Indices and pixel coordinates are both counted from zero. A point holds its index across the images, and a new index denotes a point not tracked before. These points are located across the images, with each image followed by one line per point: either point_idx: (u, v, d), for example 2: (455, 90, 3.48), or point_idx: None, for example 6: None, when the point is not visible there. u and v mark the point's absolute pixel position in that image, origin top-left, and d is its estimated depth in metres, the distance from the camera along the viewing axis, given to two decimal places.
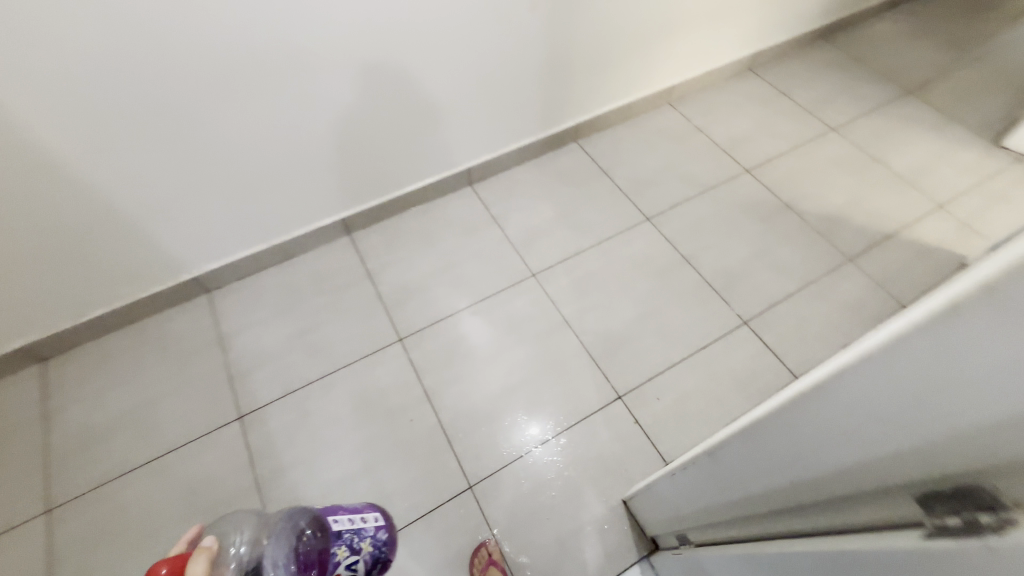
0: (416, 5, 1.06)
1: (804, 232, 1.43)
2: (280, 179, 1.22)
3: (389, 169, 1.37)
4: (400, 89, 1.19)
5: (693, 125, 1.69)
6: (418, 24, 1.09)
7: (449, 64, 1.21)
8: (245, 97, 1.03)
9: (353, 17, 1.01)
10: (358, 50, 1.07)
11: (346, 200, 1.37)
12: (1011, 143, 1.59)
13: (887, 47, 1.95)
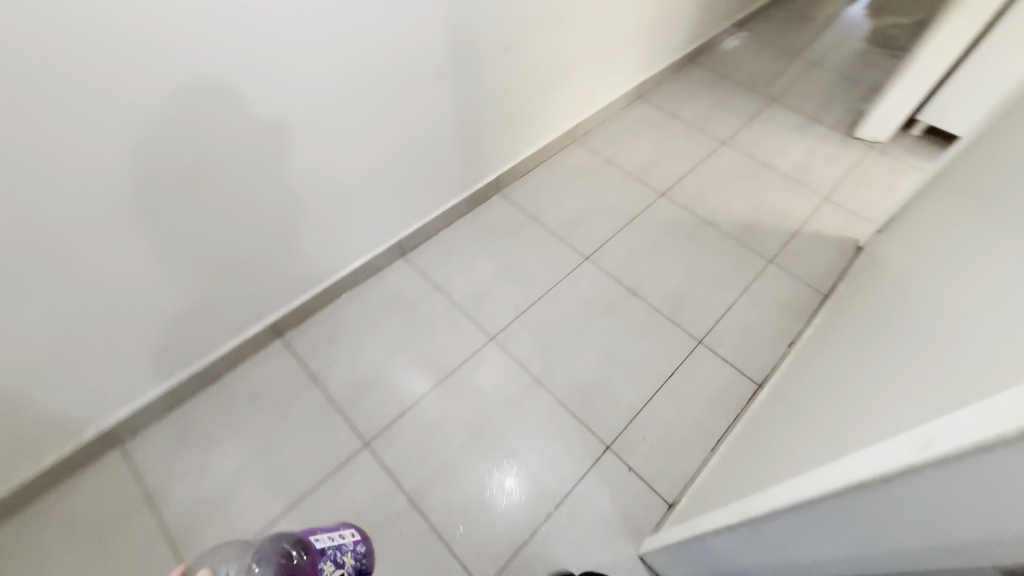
0: (319, 96, 1.00)
1: (726, 242, 1.53)
2: (193, 298, 1.08)
3: (311, 260, 1.26)
4: (313, 178, 1.12)
5: (601, 158, 1.75)
6: (325, 114, 1.04)
7: (363, 144, 1.16)
8: (138, 222, 0.90)
9: (255, 118, 0.94)
10: (263, 147, 0.98)
11: (270, 303, 1.25)
12: (862, 133, 1.84)
13: (745, 62, 2.18)
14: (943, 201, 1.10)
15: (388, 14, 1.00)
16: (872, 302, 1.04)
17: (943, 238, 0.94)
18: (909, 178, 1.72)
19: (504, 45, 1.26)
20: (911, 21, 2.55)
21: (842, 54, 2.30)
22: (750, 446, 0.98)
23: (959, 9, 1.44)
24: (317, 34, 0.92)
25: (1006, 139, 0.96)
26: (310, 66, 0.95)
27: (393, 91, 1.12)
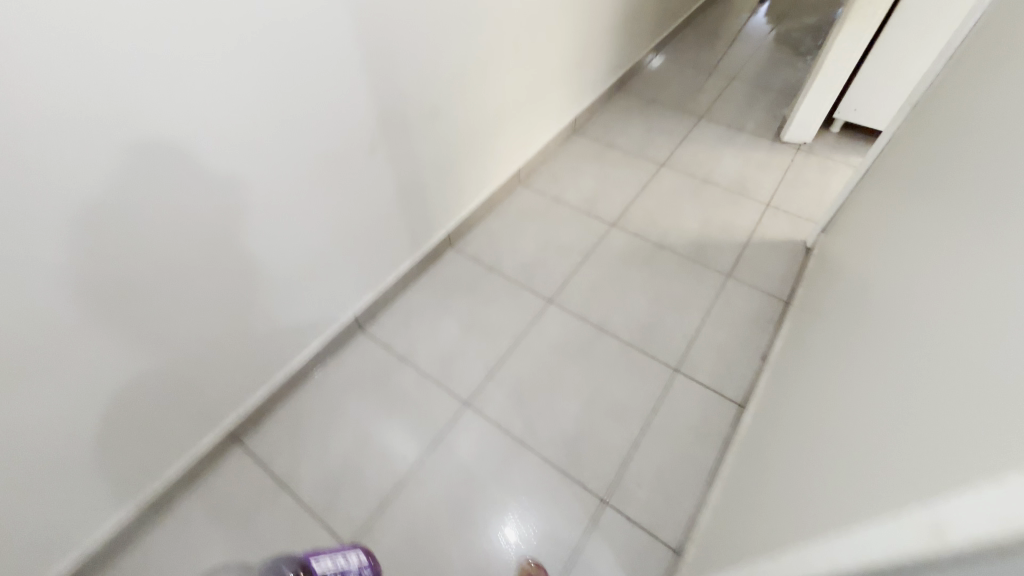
0: (251, 192, 0.96)
1: (683, 264, 1.54)
2: (139, 407, 0.97)
3: (266, 345, 1.18)
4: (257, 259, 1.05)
5: (548, 197, 1.75)
6: (258, 208, 0.99)
7: (308, 217, 1.10)
8: (60, 361, 0.81)
9: (183, 228, 0.88)
10: (196, 256, 0.92)
11: (228, 398, 1.15)
12: (789, 137, 1.93)
13: (668, 83, 2.27)
14: (877, 199, 1.14)
15: (312, 100, 0.97)
16: (836, 306, 1.05)
17: (888, 237, 0.96)
18: (838, 174, 1.81)
19: (434, 107, 1.25)
20: (809, 26, 2.74)
21: (755, 65, 2.43)
22: (752, 473, 0.94)
23: (855, 16, 1.55)
24: (249, 113, 0.88)
25: (923, 138, 1.01)
26: (244, 145, 0.90)
27: (334, 160, 1.08)
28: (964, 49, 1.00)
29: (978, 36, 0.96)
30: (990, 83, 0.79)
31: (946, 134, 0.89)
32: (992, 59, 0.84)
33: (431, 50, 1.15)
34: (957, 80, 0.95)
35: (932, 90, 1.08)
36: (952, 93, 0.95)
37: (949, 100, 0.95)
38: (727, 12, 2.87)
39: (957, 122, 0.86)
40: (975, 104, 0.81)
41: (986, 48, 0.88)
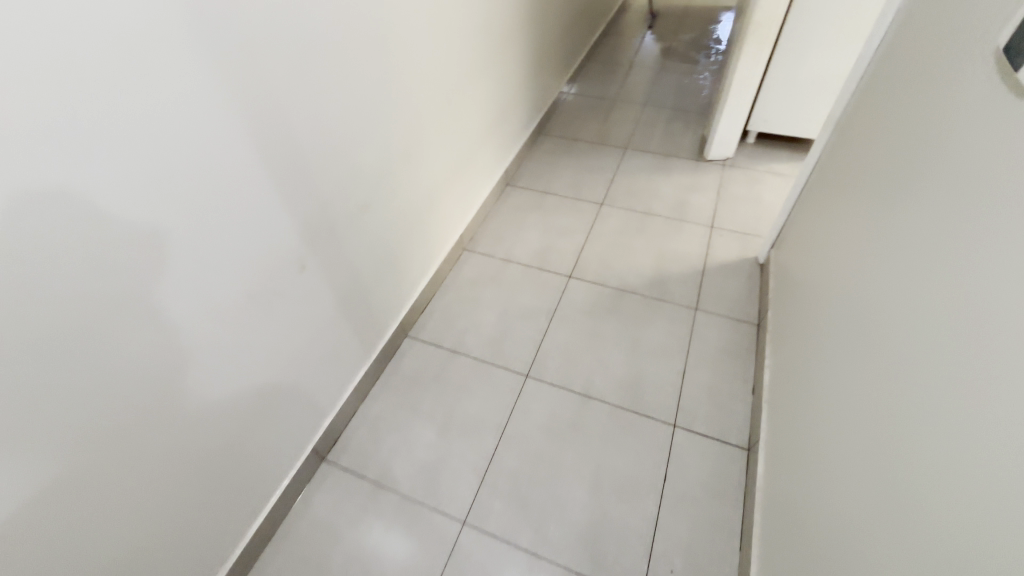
0: (201, 308, 0.82)
1: (650, 305, 1.49)
2: (81, 543, 0.75)
3: (216, 445, 0.93)
4: (184, 330, 0.80)
5: (497, 259, 1.66)
6: (210, 329, 0.85)
7: (244, 272, 0.88)
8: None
9: (131, 353, 0.73)
10: (145, 390, 0.77)
11: (174, 508, 0.88)
12: (713, 155, 1.99)
13: (587, 119, 2.29)
14: (830, 209, 1.15)
15: (255, 201, 0.86)
16: (830, 314, 1.02)
17: (861, 251, 0.95)
18: (765, 182, 1.87)
19: (363, 201, 1.13)
20: (700, 46, 2.89)
21: (660, 88, 2.52)
22: (822, 481, 0.84)
23: (751, 37, 1.63)
24: (161, 116, 0.68)
25: (867, 154, 1.02)
26: (158, 169, 0.69)
27: (268, 197, 0.88)
28: (879, 67, 1.04)
29: (890, 55, 1.00)
30: (928, 99, 0.80)
31: (894, 146, 0.90)
32: (919, 75, 0.86)
33: (349, 139, 1.04)
34: (887, 89, 0.98)
35: (858, 101, 1.12)
36: (886, 109, 0.97)
37: (885, 114, 0.97)
38: (623, 42, 2.98)
39: (903, 138, 0.87)
40: (918, 121, 0.82)
41: (909, 59, 0.91)
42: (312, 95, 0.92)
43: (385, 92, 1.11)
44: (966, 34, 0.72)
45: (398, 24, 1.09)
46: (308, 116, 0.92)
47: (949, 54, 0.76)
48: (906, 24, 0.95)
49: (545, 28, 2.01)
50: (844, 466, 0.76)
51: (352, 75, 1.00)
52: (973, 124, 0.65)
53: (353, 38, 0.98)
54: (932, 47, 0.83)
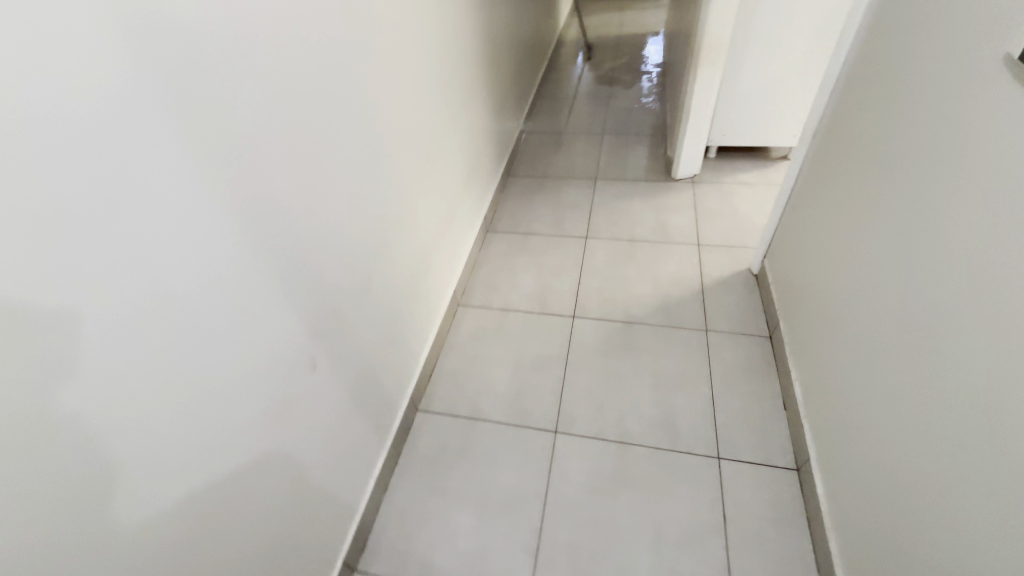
0: (229, 408, 0.74)
1: (660, 334, 1.46)
2: None
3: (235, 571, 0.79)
4: (118, 442, 0.58)
5: (495, 310, 1.60)
6: (237, 430, 0.76)
7: (208, 362, 0.69)
8: None
9: (170, 459, 0.65)
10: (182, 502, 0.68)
11: None
12: (681, 174, 2.03)
13: (551, 154, 2.30)
14: (824, 214, 1.19)
15: (269, 291, 0.80)
16: (859, 317, 1.02)
17: (880, 253, 0.96)
18: (736, 194, 1.93)
19: (362, 278, 1.05)
20: (639, 72, 3.01)
21: (612, 116, 2.59)
22: (917, 480, 0.83)
23: (704, 61, 1.71)
24: (173, 180, 0.61)
25: (856, 160, 1.06)
26: (187, 251, 0.64)
27: (237, 267, 0.73)
28: (851, 81, 1.11)
29: (863, 68, 1.06)
30: (928, 103, 0.84)
31: (893, 151, 0.94)
32: (906, 81, 0.90)
33: (343, 215, 0.97)
34: (867, 97, 1.03)
35: (834, 110, 1.17)
36: (870, 117, 1.02)
37: (870, 120, 1.02)
38: (566, 77, 3.06)
39: (903, 143, 0.91)
40: (922, 126, 0.86)
41: (888, 69, 0.97)
42: (303, 175, 0.85)
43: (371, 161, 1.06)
44: (965, 42, 0.76)
45: (375, 91, 1.06)
46: (302, 197, 0.85)
47: (943, 61, 0.81)
48: (874, 40, 1.02)
49: (499, 74, 2.03)
50: (986, 470, 0.70)
51: (338, 150, 0.94)
52: (1005, 126, 0.68)
53: (336, 111, 0.93)
54: (915, 55, 0.88)
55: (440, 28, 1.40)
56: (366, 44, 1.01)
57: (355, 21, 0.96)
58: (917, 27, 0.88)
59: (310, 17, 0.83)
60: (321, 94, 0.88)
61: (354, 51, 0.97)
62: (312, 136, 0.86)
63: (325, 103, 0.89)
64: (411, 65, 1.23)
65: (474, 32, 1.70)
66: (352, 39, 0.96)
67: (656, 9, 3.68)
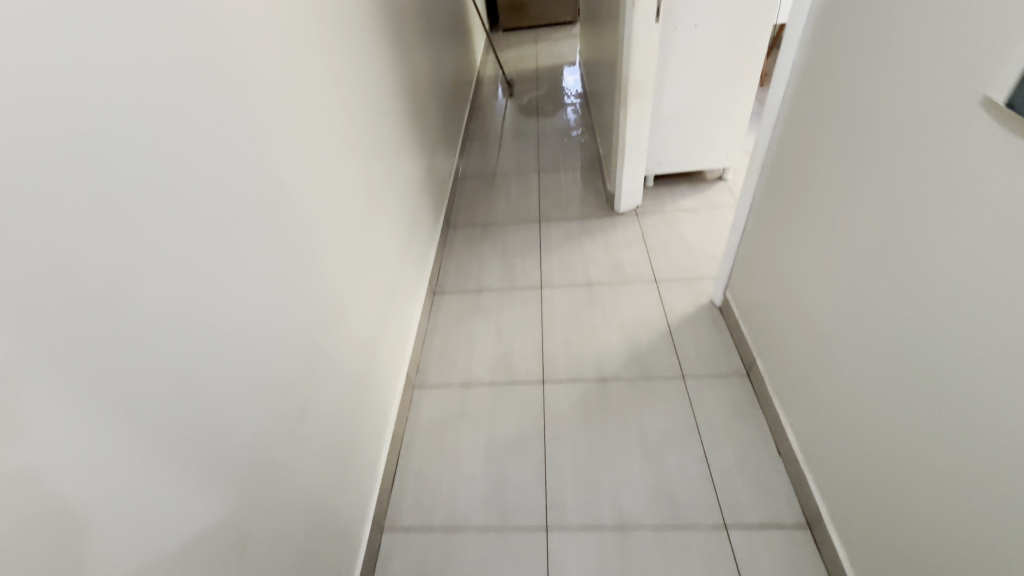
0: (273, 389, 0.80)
1: (638, 388, 1.36)
2: None
3: None
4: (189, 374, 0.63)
5: (456, 387, 1.43)
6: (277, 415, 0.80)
7: (134, 460, 0.55)
8: None
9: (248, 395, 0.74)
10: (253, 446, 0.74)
11: None
12: (623, 207, 1.98)
13: (489, 200, 2.19)
14: (791, 244, 1.16)
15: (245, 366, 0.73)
16: (841, 349, 0.98)
17: (860, 283, 0.91)
18: (682, 222, 1.90)
19: (297, 402, 0.86)
20: (563, 104, 3.00)
21: (544, 152, 2.54)
22: (929, 523, 0.78)
23: (632, 96, 1.68)
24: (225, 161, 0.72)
25: (821, 186, 1.03)
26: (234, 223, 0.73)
27: (113, 426, 0.52)
28: (796, 106, 1.09)
29: (811, 98, 1.04)
30: (891, 121, 0.81)
31: (861, 173, 0.90)
32: (865, 99, 0.88)
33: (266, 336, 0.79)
34: (820, 126, 1.02)
35: (781, 137, 1.16)
36: (828, 140, 0.99)
37: (827, 143, 1.00)
38: (491, 115, 2.99)
39: (870, 164, 0.87)
40: (889, 148, 0.82)
41: (837, 98, 0.96)
42: (208, 292, 0.67)
43: (294, 259, 0.89)
44: (925, 74, 0.74)
45: (287, 173, 0.90)
46: (208, 326, 0.66)
47: (903, 91, 0.79)
48: (818, 64, 1.01)
49: (425, 126, 1.91)
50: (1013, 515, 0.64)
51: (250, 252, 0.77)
52: (983, 160, 0.65)
53: (243, 209, 0.76)
54: (871, 85, 0.86)
55: (358, 90, 1.27)
56: (270, 124, 0.86)
57: (253, 102, 0.81)
58: (867, 47, 0.86)
59: (191, 100, 0.67)
60: (219, 184, 0.71)
61: (256, 134, 0.81)
62: (214, 239, 0.69)
63: (226, 192, 0.72)
64: (328, 137, 1.08)
65: (394, 86, 1.58)
66: (251, 122, 0.80)
67: (570, 40, 3.74)
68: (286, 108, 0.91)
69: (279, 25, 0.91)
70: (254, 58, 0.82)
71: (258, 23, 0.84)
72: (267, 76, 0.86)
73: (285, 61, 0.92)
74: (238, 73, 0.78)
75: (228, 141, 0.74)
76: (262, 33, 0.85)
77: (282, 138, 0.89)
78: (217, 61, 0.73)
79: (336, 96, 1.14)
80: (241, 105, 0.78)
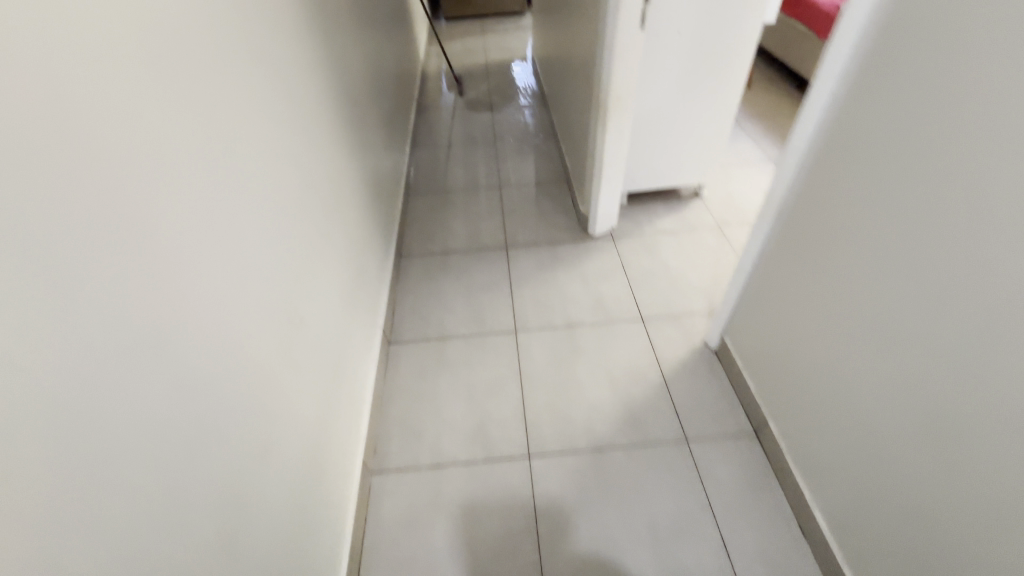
0: (245, 425, 0.73)
1: (639, 459, 1.19)
2: None
3: None
4: (174, 403, 0.58)
5: (426, 469, 1.19)
6: (247, 457, 0.73)
7: (123, 494, 0.50)
8: None
9: (219, 439, 0.67)
10: (226, 493, 0.67)
11: None
12: (598, 231, 1.79)
13: (445, 221, 1.93)
14: (810, 299, 1.01)
15: (203, 415, 0.63)
16: (882, 433, 0.86)
17: (924, 375, 0.77)
18: (665, 246, 1.75)
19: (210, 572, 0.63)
20: (519, 104, 2.75)
21: (503, 161, 2.29)
22: None
23: (612, 112, 1.48)
24: (192, 174, 0.65)
25: (855, 245, 0.88)
26: (199, 242, 0.65)
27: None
28: (826, 148, 0.92)
29: (836, 140, 0.88)
30: (974, 191, 0.66)
31: (921, 244, 0.75)
32: (934, 161, 0.70)
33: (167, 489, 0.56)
34: (849, 171, 0.86)
35: (803, 180, 1.00)
36: (874, 199, 0.82)
37: (869, 202, 0.83)
38: (439, 116, 2.69)
39: (942, 237, 0.71)
40: (970, 222, 0.67)
41: (866, 145, 0.82)
42: (130, 389, 0.51)
43: (201, 378, 0.63)
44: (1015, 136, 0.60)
45: (173, 260, 0.60)
46: (105, 463, 0.48)
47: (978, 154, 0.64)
48: (848, 104, 0.84)
49: (368, 139, 1.61)
50: None
51: (94, 415, 0.47)
52: None
53: (114, 322, 0.50)
54: (922, 138, 0.71)
55: (280, 111, 0.96)
56: (160, 191, 0.58)
57: (127, 162, 0.53)
58: (944, 95, 0.68)
59: (95, 142, 0.49)
60: (26, 324, 0.41)
61: (110, 213, 0.50)
62: (9, 433, 0.39)
63: (58, 335, 0.44)
64: (240, 186, 0.77)
65: (331, 99, 1.28)
66: (116, 205, 0.51)
67: (519, 32, 3.47)
68: (173, 163, 0.61)
69: (146, 29, 0.59)
70: (102, 85, 0.51)
71: (104, 28, 0.52)
72: (130, 113, 0.55)
73: (163, 86, 0.61)
74: (69, 115, 0.46)
75: (44, 238, 0.43)
76: (118, 43, 0.54)
77: (177, 211, 0.61)
78: (66, 101, 0.46)
79: (252, 125, 0.83)
80: (77, 168, 0.47)
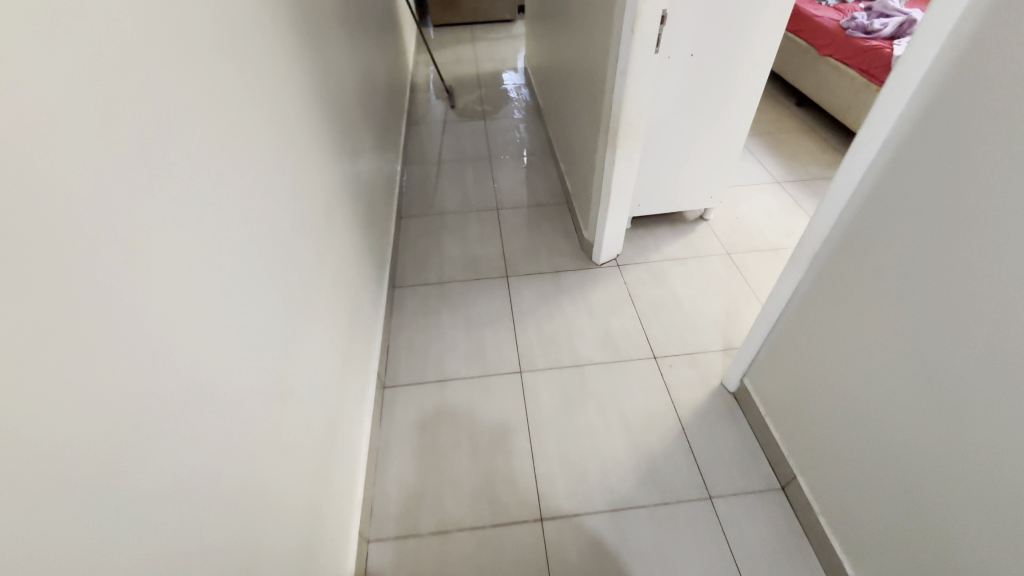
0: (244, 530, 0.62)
1: (659, 519, 1.10)
2: None
3: None
4: (163, 537, 0.47)
5: (429, 535, 1.09)
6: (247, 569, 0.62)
7: None
8: None
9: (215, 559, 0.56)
10: None
11: None
12: (603, 258, 1.70)
13: (441, 247, 1.82)
14: (845, 354, 0.94)
15: (196, 540, 0.52)
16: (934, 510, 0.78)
17: (998, 463, 0.68)
18: (673, 275, 1.67)
19: None
20: (512, 117, 2.64)
21: (498, 180, 2.18)
22: None
23: (623, 138, 1.39)
24: (181, 249, 0.53)
25: (902, 304, 0.80)
26: (193, 328, 0.54)
27: None
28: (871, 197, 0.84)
29: (884, 190, 0.80)
30: None
31: (999, 316, 0.66)
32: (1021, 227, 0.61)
33: None
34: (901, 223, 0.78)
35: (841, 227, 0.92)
36: (935, 259, 0.73)
37: (921, 260, 0.75)
38: (430, 130, 2.57)
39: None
40: None
41: (924, 198, 0.74)
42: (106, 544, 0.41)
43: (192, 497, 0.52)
44: None
45: (158, 363, 0.48)
46: None
47: None
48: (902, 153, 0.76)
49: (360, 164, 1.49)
50: None
51: None
52: None
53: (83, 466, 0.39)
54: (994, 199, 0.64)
55: (267, 148, 0.84)
56: (142, 281, 0.47)
57: (103, 255, 0.42)
58: None
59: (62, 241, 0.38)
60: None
61: (65, 328, 0.38)
62: None
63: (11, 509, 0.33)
64: (230, 247, 0.65)
65: (323, 128, 1.16)
66: (87, 314, 0.40)
67: (510, 41, 3.37)
68: (161, 241, 0.50)
69: (123, 69, 0.47)
70: (72, 162, 0.39)
71: (57, 72, 0.39)
72: (100, 185, 0.42)
73: (146, 145, 0.49)
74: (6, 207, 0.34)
75: None
76: (89, 97, 0.42)
77: (163, 299, 0.50)
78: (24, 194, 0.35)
79: (240, 174, 0.71)
80: (22, 284, 0.35)
